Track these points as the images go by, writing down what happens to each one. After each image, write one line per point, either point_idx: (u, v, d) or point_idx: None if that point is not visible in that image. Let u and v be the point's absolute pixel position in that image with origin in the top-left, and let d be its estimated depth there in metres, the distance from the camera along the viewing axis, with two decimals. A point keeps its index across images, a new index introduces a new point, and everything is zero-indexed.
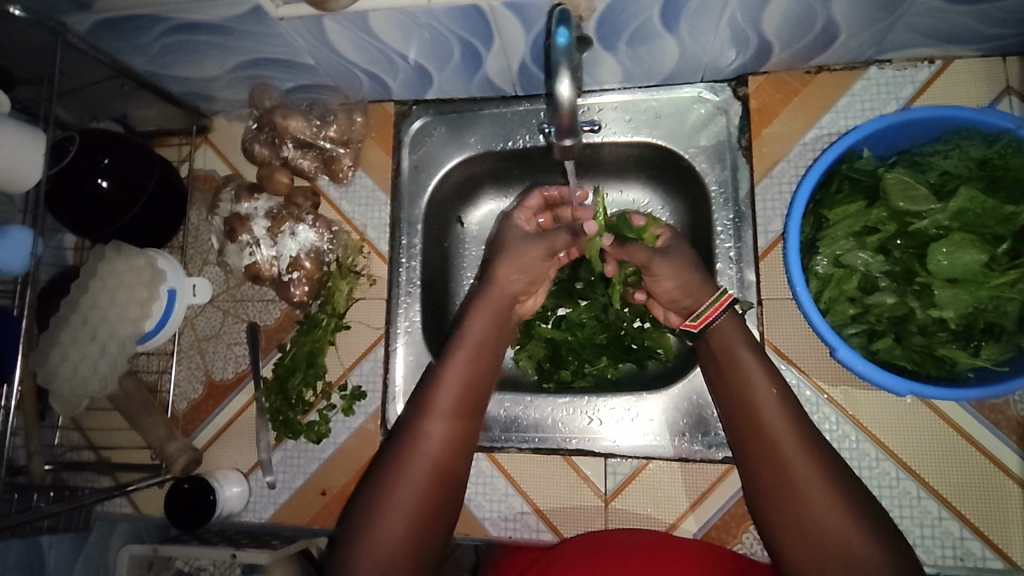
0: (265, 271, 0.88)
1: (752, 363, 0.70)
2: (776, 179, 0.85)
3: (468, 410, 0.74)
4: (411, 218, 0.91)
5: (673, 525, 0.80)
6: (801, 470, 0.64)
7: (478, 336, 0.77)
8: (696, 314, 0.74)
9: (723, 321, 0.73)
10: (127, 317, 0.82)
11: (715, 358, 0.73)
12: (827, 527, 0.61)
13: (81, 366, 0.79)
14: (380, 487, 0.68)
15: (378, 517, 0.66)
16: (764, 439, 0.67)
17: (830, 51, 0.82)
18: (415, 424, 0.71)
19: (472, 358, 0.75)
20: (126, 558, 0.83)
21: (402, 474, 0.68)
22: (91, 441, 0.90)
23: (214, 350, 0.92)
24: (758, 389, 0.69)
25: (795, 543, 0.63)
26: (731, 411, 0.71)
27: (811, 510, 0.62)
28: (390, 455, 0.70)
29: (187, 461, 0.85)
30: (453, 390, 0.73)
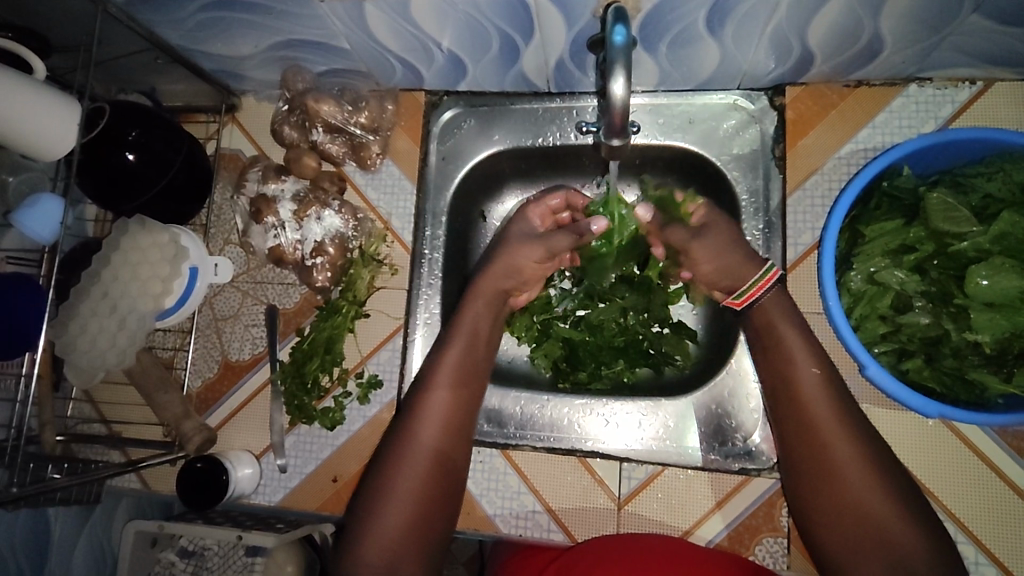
0: (288, 254, 0.88)
1: (793, 339, 0.72)
2: (809, 192, 0.85)
3: (469, 393, 0.76)
4: (436, 210, 0.91)
5: (687, 531, 0.79)
6: (839, 448, 0.67)
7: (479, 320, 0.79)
8: (738, 292, 0.76)
9: (769, 298, 0.75)
10: (148, 293, 0.81)
11: (762, 336, 0.75)
12: (859, 504, 0.64)
13: (99, 339, 0.79)
14: (383, 474, 0.70)
15: (380, 502, 0.68)
16: (802, 416, 0.69)
17: (871, 66, 0.81)
18: (411, 418, 0.73)
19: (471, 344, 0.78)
20: (131, 533, 0.84)
21: (402, 464, 0.70)
22: (103, 414, 0.90)
23: (231, 330, 0.91)
24: (799, 365, 0.71)
25: (827, 516, 0.66)
26: (772, 386, 0.73)
27: (845, 487, 0.65)
28: (388, 448, 0.72)
29: (203, 440, 0.85)
30: (452, 379, 0.75)
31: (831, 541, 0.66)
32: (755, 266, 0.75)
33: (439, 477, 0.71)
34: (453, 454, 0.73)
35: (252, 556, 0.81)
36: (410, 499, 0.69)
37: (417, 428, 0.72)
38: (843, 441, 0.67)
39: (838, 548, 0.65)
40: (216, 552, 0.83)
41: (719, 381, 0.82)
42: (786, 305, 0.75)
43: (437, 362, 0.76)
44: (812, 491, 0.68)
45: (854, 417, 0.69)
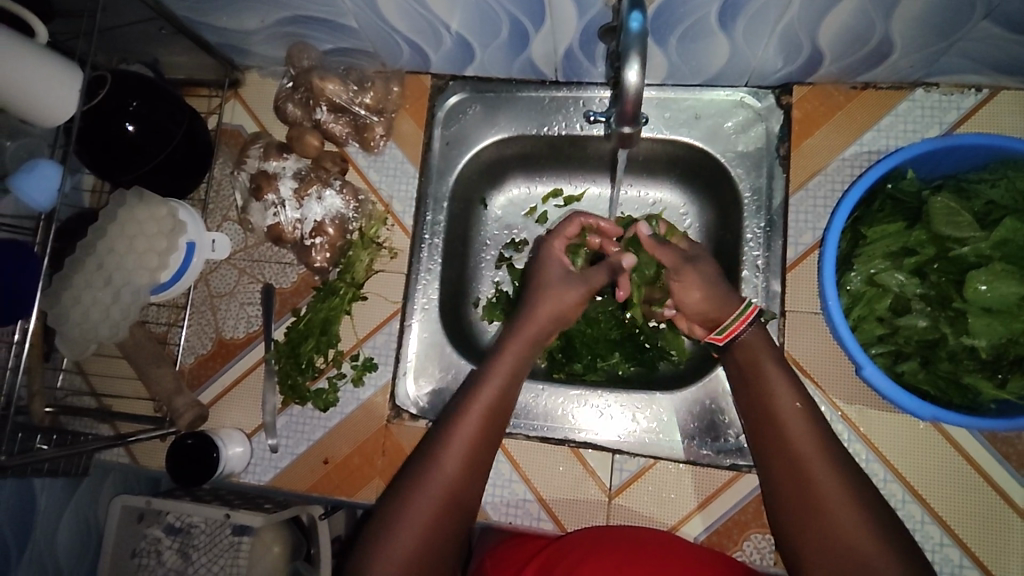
0: (287, 232, 0.87)
1: (778, 378, 0.71)
2: (811, 192, 0.85)
3: (496, 431, 0.72)
4: (438, 194, 0.91)
5: (675, 526, 0.79)
6: (826, 484, 0.64)
7: (526, 336, 0.78)
8: (721, 327, 0.76)
9: (751, 334, 0.75)
10: (144, 266, 0.81)
11: (745, 371, 0.73)
12: (847, 541, 0.61)
13: (92, 311, 0.78)
14: (397, 504, 0.66)
15: (389, 534, 0.64)
16: (786, 451, 0.67)
17: (879, 69, 0.82)
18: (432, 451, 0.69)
19: (504, 380, 0.75)
20: (117, 509, 0.86)
21: (427, 481, 0.66)
22: (94, 387, 0.89)
23: (226, 307, 0.90)
24: (782, 400, 0.70)
25: (814, 557, 0.62)
26: (758, 421, 0.71)
27: (835, 524, 0.62)
28: (404, 480, 0.68)
29: (193, 417, 0.84)
30: (480, 414, 0.71)
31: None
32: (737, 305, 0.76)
33: (454, 513, 0.67)
34: (470, 492, 0.68)
35: (240, 534, 0.81)
36: (421, 530, 0.64)
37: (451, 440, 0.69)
38: (830, 478, 0.64)
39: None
40: (203, 530, 0.83)
41: (713, 377, 0.82)
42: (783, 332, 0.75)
43: (463, 398, 0.73)
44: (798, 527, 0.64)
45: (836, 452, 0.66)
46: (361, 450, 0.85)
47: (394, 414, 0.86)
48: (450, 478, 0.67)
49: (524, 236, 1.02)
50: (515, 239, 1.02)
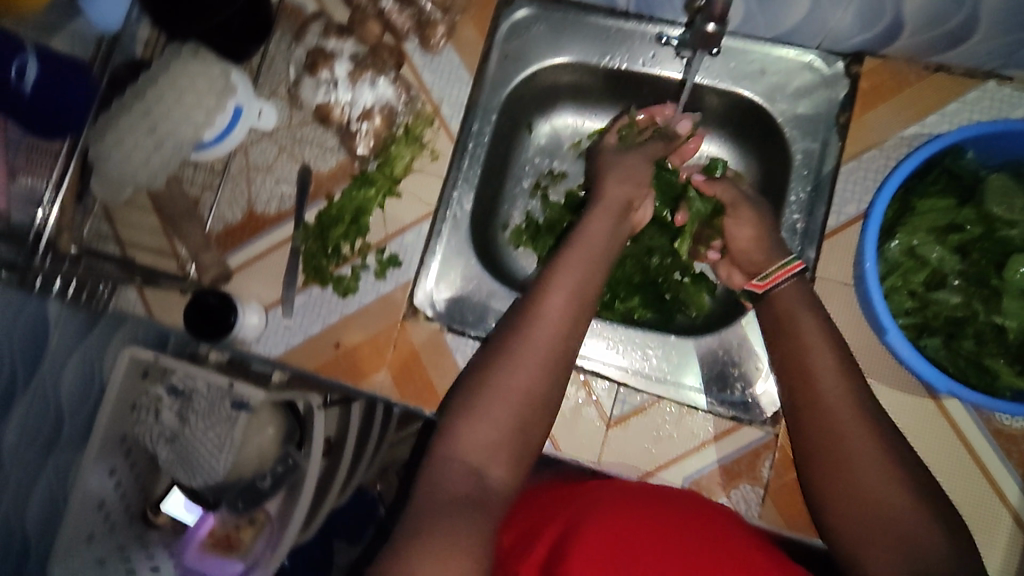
0: (335, 114, 0.87)
1: (812, 330, 0.71)
2: (864, 165, 0.84)
3: (571, 340, 0.68)
4: (487, 106, 0.90)
5: (647, 473, 0.81)
6: (857, 448, 0.64)
7: (596, 240, 0.74)
8: (765, 275, 0.77)
9: (786, 287, 0.75)
10: (190, 121, 0.80)
11: (779, 327, 0.73)
12: (875, 503, 0.62)
13: (134, 153, 0.79)
14: (465, 406, 0.64)
15: (449, 445, 0.63)
16: (818, 412, 0.66)
17: (954, 52, 0.80)
18: (503, 356, 0.66)
19: (579, 286, 0.70)
20: (126, 360, 0.94)
21: (498, 383, 0.64)
22: (119, 235, 0.88)
23: (262, 181, 0.90)
24: (817, 359, 0.69)
25: (844, 515, 0.63)
26: (789, 378, 0.70)
27: (862, 484, 0.63)
28: (472, 383, 0.66)
29: (216, 274, 0.87)
30: (552, 323, 0.67)
31: (851, 538, 0.63)
32: (781, 258, 0.78)
33: (527, 419, 0.64)
34: (548, 393, 0.66)
35: (237, 410, 1.00)
36: (492, 436, 0.63)
37: (523, 342, 0.66)
38: (862, 439, 0.64)
39: (858, 550, 0.62)
40: (204, 396, 1.00)
41: (732, 331, 0.83)
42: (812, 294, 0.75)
43: (535, 303, 0.69)
44: (828, 487, 0.65)
45: (869, 409, 0.66)
46: (372, 340, 0.86)
47: (410, 312, 0.87)
48: (521, 387, 0.64)
49: (562, 168, 1.01)
50: (554, 170, 1.01)
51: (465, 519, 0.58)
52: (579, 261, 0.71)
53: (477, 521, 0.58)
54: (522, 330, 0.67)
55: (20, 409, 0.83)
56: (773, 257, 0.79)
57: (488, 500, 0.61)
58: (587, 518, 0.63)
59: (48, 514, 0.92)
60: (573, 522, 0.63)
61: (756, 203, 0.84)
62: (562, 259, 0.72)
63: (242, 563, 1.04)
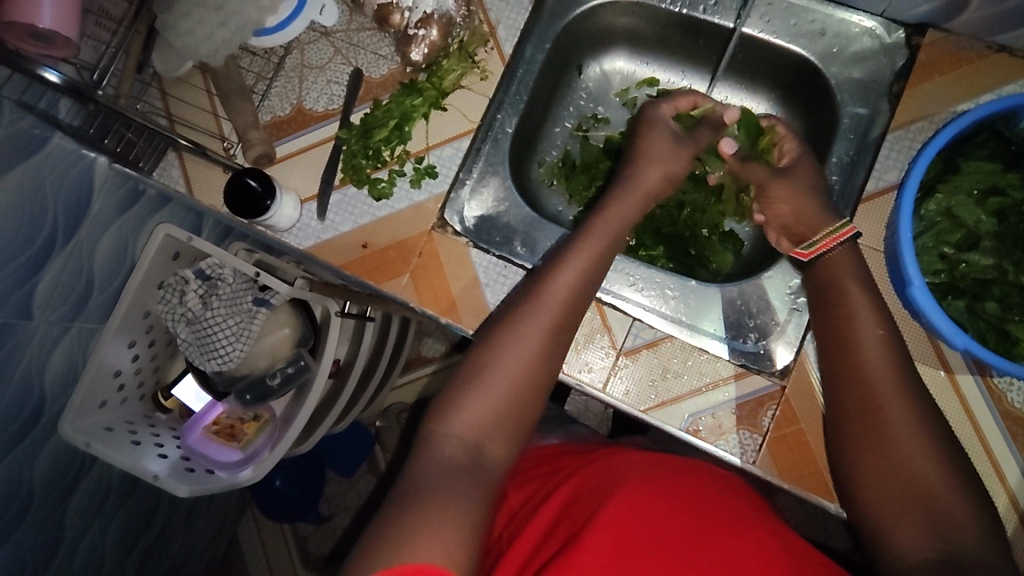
0: (394, 18, 0.86)
1: (861, 300, 0.71)
2: (911, 134, 0.82)
3: (565, 327, 0.71)
4: (542, 36, 0.91)
5: (645, 410, 0.81)
6: (896, 419, 0.65)
7: (610, 227, 0.78)
8: (810, 242, 0.77)
9: (836, 254, 0.75)
10: (256, 3, 0.83)
11: (824, 289, 0.74)
12: (908, 472, 0.63)
13: (197, 30, 0.82)
14: (463, 384, 0.67)
15: (450, 413, 0.66)
16: (858, 385, 0.68)
17: (1019, 32, 0.78)
18: (503, 339, 0.69)
19: (580, 275, 0.73)
20: (161, 235, 0.95)
21: (501, 358, 0.68)
22: (169, 111, 0.90)
23: (314, 80, 0.92)
24: (864, 329, 0.69)
25: (874, 486, 0.65)
26: (830, 348, 0.71)
27: (897, 456, 0.64)
28: (472, 361, 0.69)
29: (260, 153, 0.86)
30: (550, 311, 0.70)
31: (882, 514, 0.64)
32: (829, 224, 0.77)
33: (521, 400, 0.67)
34: (547, 368, 0.69)
35: (258, 306, 1.01)
36: (488, 412, 0.66)
37: (527, 319, 0.70)
38: (900, 410, 0.65)
39: (885, 523, 0.64)
40: (229, 284, 1.01)
41: (753, 283, 0.83)
42: (851, 253, 0.75)
43: (545, 280, 0.72)
44: (862, 461, 0.66)
45: (906, 372, 0.67)
46: (401, 245, 0.88)
47: (439, 224, 0.88)
48: (517, 370, 0.67)
49: (606, 113, 1.03)
50: (598, 114, 1.03)
51: (462, 488, 0.61)
52: (583, 253, 0.74)
53: (472, 490, 0.61)
54: (520, 316, 0.70)
55: (60, 259, 0.89)
56: (815, 217, 0.78)
57: (484, 473, 0.64)
58: (612, 490, 0.69)
59: (66, 373, 1.00)
60: (594, 502, 0.68)
61: (797, 158, 0.83)
62: (565, 251, 0.75)
63: (241, 453, 1.08)
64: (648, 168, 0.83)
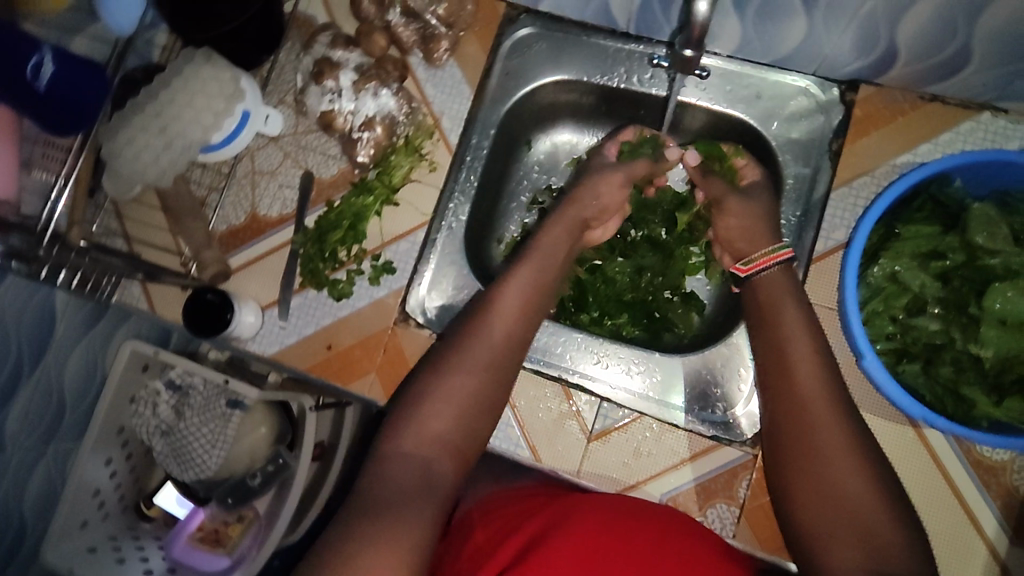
0: (338, 122, 0.89)
1: (796, 322, 0.72)
2: (855, 191, 0.84)
3: (510, 355, 0.74)
4: (486, 121, 0.93)
5: (634, 485, 0.81)
6: (828, 435, 0.64)
7: (546, 252, 0.83)
8: (749, 259, 0.80)
9: (771, 274, 0.78)
10: (199, 122, 0.83)
11: (763, 309, 0.75)
12: (842, 490, 0.62)
13: (143, 154, 0.82)
14: (415, 403, 0.68)
15: (404, 433, 0.67)
16: (791, 398, 0.68)
17: (950, 82, 0.80)
18: (450, 363, 0.71)
19: (522, 299, 0.77)
20: (127, 351, 0.96)
21: (450, 377, 0.70)
22: (127, 231, 0.91)
23: (265, 186, 0.93)
24: (797, 349, 0.70)
25: (806, 502, 0.64)
26: (764, 367, 0.71)
27: (830, 476, 0.63)
28: (419, 386, 0.70)
29: (216, 272, 0.89)
30: (495, 341, 0.73)
31: (812, 531, 0.63)
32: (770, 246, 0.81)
33: (467, 427, 0.69)
34: (496, 389, 0.72)
35: (231, 408, 1.03)
36: (439, 431, 0.67)
37: (473, 340, 0.72)
38: (832, 426, 0.65)
39: (813, 537, 0.62)
40: (200, 392, 1.02)
41: (716, 350, 0.84)
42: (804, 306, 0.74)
43: (489, 303, 0.76)
44: (795, 478, 0.65)
45: (845, 404, 0.67)
46: (364, 343, 0.88)
47: (401, 318, 0.88)
48: (465, 393, 0.69)
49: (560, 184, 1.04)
50: (552, 186, 1.04)
51: (416, 505, 0.62)
52: (523, 278, 0.78)
53: (426, 508, 0.62)
54: (467, 343, 0.72)
55: (27, 391, 0.88)
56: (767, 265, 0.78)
57: (435, 490, 0.64)
58: (566, 519, 0.65)
59: (45, 500, 0.98)
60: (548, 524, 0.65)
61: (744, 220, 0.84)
62: (506, 276, 0.79)
63: (228, 558, 1.06)
64: (588, 194, 0.88)
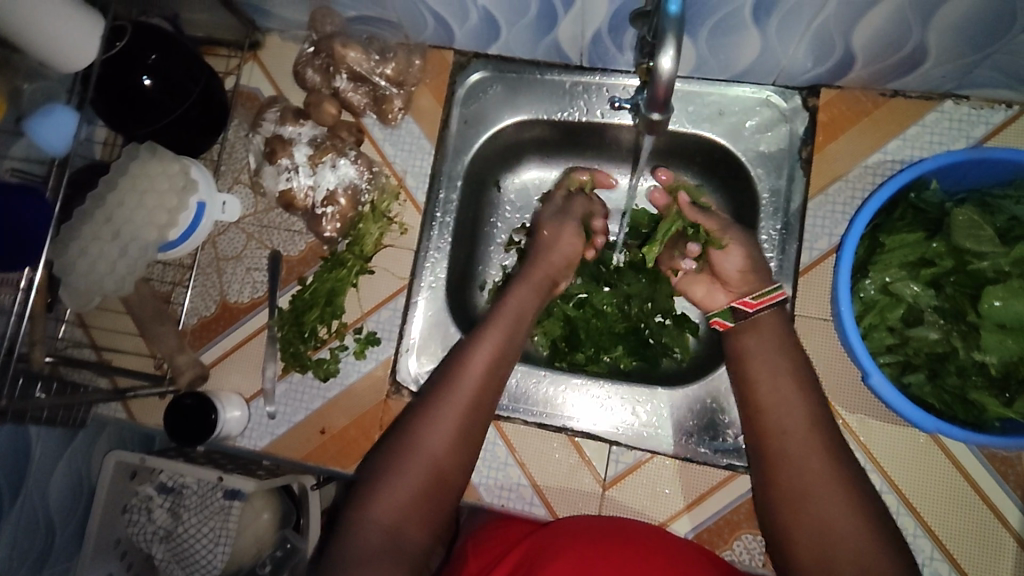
0: (299, 199, 0.86)
1: (772, 364, 0.72)
2: (831, 197, 0.83)
3: (483, 407, 0.71)
4: (452, 172, 0.90)
5: (664, 523, 0.80)
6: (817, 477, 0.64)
7: (517, 302, 0.79)
8: (756, 294, 0.76)
9: (766, 316, 0.75)
10: (153, 222, 0.80)
11: (738, 355, 0.75)
12: (831, 529, 0.61)
13: (98, 264, 0.77)
14: (384, 467, 0.66)
15: (372, 501, 0.64)
16: (782, 440, 0.67)
17: (910, 77, 0.80)
18: (417, 424, 0.68)
19: (497, 346, 0.73)
20: (112, 464, 0.90)
21: (422, 436, 0.67)
22: (94, 340, 0.88)
23: (232, 271, 0.90)
24: (784, 396, 0.70)
25: (801, 545, 0.62)
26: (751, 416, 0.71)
27: (819, 517, 0.62)
28: (390, 449, 0.67)
29: (193, 376, 0.85)
30: (463, 397, 0.70)
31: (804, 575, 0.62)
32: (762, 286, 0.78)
33: (440, 486, 0.66)
34: (468, 446, 0.69)
35: (229, 500, 0.92)
36: (409, 495, 0.64)
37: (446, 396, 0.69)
38: (822, 467, 0.65)
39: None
40: (194, 491, 0.93)
41: (718, 375, 0.83)
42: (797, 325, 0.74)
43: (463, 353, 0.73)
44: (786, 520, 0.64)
45: (832, 447, 0.66)
46: (359, 423, 0.85)
47: (394, 389, 0.86)
48: (437, 452, 0.67)
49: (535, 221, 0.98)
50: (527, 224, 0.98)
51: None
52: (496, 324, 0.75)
53: None
54: (434, 402, 0.69)
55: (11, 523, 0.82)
56: (751, 280, 0.77)
57: (404, 558, 0.61)
58: (558, 553, 0.66)
59: None
60: (543, 555, 0.66)
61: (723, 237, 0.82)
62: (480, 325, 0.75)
63: None
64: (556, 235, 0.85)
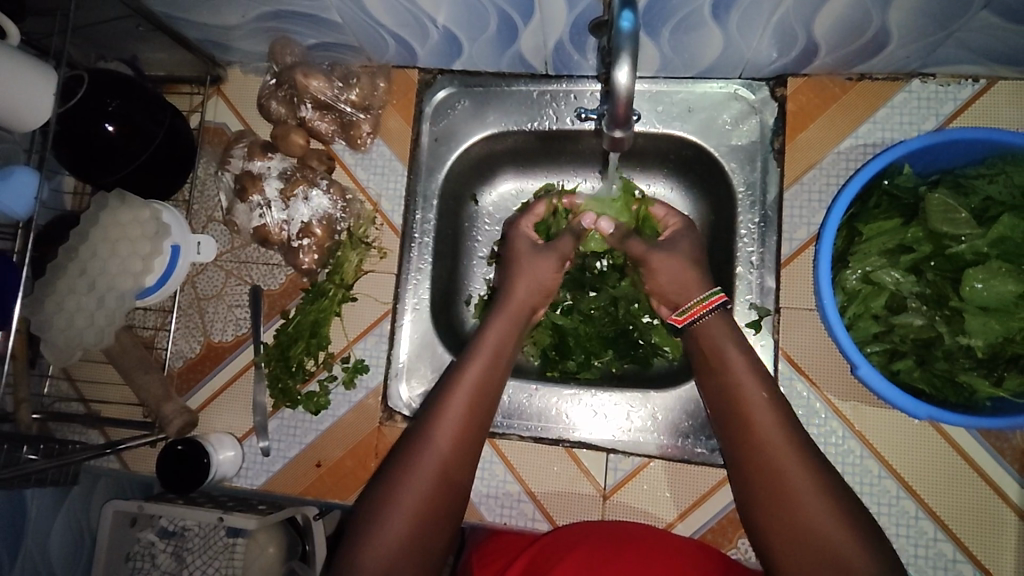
0: (274, 234, 0.86)
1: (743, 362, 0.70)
2: (807, 187, 0.83)
3: (471, 441, 0.70)
4: (427, 192, 0.88)
5: (671, 523, 0.81)
6: (796, 476, 0.63)
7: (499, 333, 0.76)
8: (682, 310, 0.75)
9: (711, 320, 0.73)
10: (128, 271, 0.79)
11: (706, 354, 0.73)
12: (816, 530, 0.60)
13: (77, 317, 0.76)
14: (374, 513, 0.64)
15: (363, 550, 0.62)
16: (753, 440, 0.66)
17: (876, 60, 0.79)
18: (405, 462, 0.67)
19: (484, 377, 0.72)
20: (109, 513, 0.82)
21: (411, 478, 0.65)
22: (81, 392, 0.88)
23: (214, 310, 0.89)
24: (749, 394, 0.68)
25: (784, 546, 0.61)
26: (725, 417, 0.69)
27: (800, 517, 0.61)
28: (378, 492, 0.66)
29: (182, 424, 0.83)
30: (450, 436, 0.68)
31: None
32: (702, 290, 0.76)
33: (432, 528, 0.65)
34: (459, 483, 0.68)
35: (233, 536, 0.84)
36: (400, 541, 0.63)
37: (435, 435, 0.68)
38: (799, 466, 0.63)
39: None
40: (196, 533, 0.86)
41: None
42: None
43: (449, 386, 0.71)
44: (767, 520, 0.63)
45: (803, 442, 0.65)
46: (354, 453, 0.85)
47: (386, 416, 0.85)
48: (427, 493, 0.65)
49: None
50: None
51: None
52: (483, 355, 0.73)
53: None
54: (423, 437, 0.68)
55: None
56: None
57: None
58: (567, 554, 0.67)
59: None
60: (551, 558, 0.67)
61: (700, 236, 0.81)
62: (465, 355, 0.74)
63: None
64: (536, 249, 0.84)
